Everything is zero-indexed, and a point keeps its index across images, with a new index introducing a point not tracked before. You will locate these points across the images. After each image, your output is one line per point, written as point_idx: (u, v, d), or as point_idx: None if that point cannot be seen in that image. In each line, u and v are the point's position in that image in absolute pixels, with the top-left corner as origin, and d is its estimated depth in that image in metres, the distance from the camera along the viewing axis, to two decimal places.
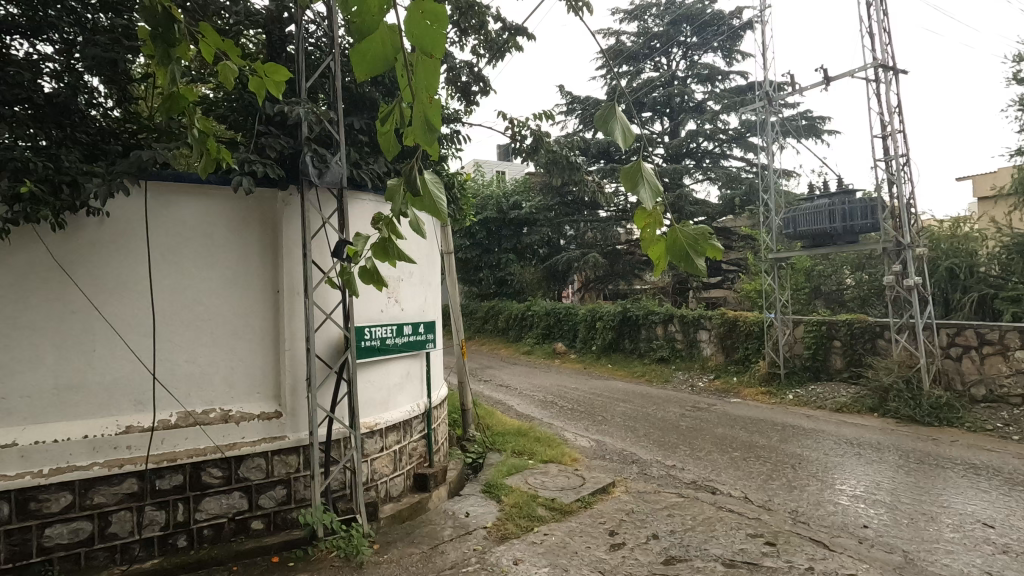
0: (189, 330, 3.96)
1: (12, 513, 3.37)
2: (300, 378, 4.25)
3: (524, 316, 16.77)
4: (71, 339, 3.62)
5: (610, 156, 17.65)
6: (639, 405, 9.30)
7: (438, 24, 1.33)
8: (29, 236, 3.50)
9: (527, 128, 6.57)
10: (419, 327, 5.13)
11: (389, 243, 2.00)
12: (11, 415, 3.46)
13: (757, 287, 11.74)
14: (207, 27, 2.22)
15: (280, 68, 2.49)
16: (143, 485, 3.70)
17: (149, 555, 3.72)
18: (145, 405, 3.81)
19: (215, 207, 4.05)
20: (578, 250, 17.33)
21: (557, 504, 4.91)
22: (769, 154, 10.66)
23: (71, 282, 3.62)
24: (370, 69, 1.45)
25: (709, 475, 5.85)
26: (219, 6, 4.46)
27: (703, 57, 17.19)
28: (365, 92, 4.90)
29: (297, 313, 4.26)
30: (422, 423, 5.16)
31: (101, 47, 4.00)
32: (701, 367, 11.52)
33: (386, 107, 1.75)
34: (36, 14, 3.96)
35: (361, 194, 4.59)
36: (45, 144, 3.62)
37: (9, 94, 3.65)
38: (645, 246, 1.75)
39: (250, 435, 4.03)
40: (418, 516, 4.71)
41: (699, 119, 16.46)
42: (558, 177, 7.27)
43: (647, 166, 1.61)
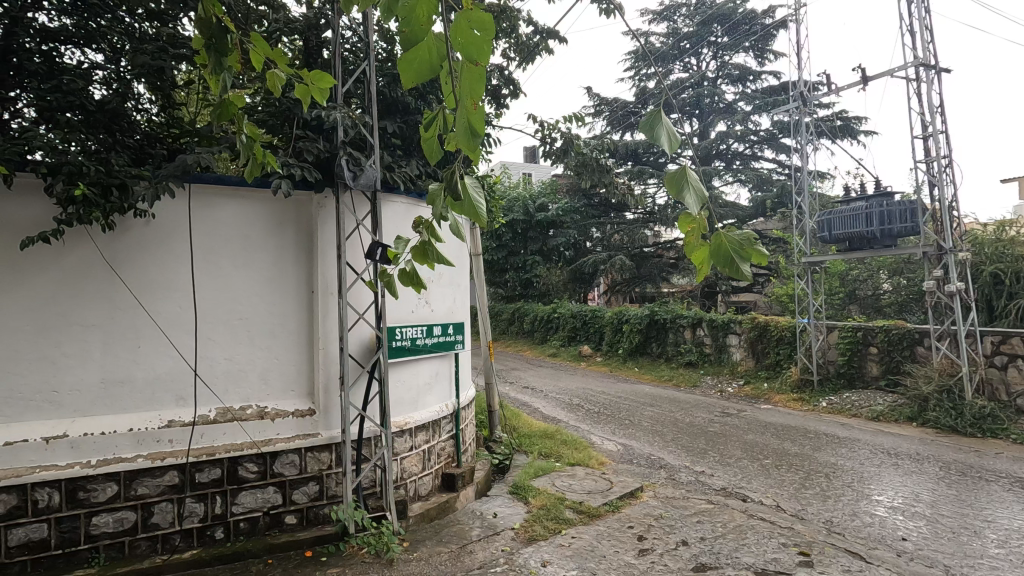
0: (227, 329, 4.08)
1: (62, 500, 3.52)
2: (333, 376, 4.33)
3: (550, 318, 16.75)
4: (118, 336, 3.77)
5: (638, 157, 17.53)
6: (667, 410, 9.19)
7: (486, 32, 1.35)
8: (81, 235, 3.66)
9: (556, 131, 6.58)
10: (448, 327, 5.18)
11: (429, 245, 2.04)
12: (63, 407, 3.62)
13: (790, 291, 11.49)
14: (257, 36, 2.30)
15: (325, 75, 2.55)
16: (183, 477, 3.82)
17: (188, 546, 3.84)
18: (186, 401, 3.95)
19: (254, 208, 4.18)
20: (605, 253, 17.25)
21: (585, 507, 4.90)
22: (803, 155, 10.41)
23: (119, 281, 3.77)
24: (416, 76, 1.49)
25: (740, 482, 5.75)
26: (259, 13, 4.58)
27: (734, 57, 16.94)
28: (399, 95, 4.99)
29: (331, 312, 4.35)
30: (451, 424, 5.21)
31: (150, 56, 4.15)
32: (730, 372, 11.35)
33: (430, 112, 1.78)
34: (87, 24, 4.13)
35: (394, 196, 4.66)
36: (97, 148, 3.76)
37: (64, 101, 3.78)
38: (689, 251, 1.75)
39: (285, 432, 4.13)
40: (446, 516, 4.75)
41: (729, 120, 16.24)
42: (587, 179, 7.25)
43: (692, 171, 1.61)
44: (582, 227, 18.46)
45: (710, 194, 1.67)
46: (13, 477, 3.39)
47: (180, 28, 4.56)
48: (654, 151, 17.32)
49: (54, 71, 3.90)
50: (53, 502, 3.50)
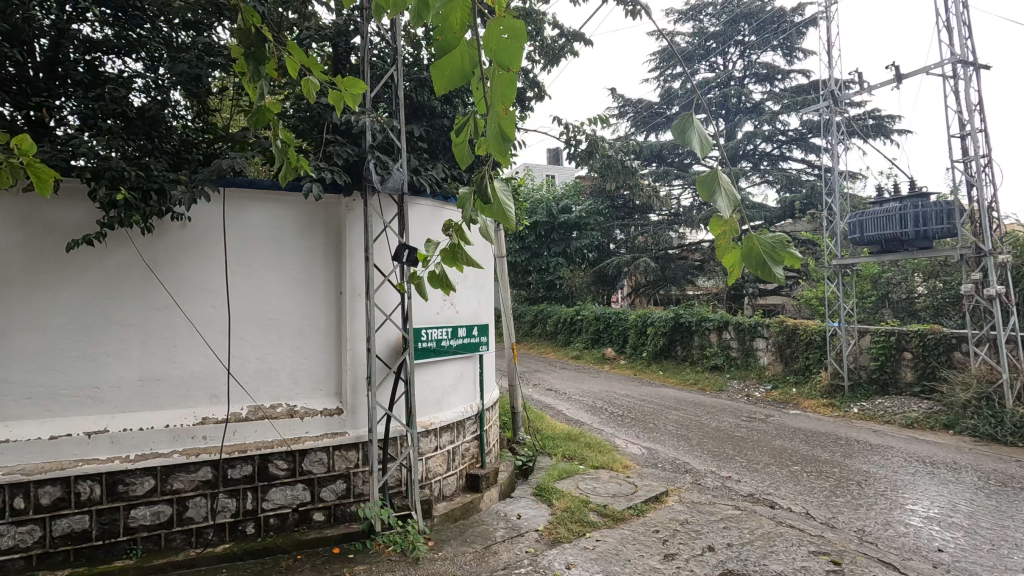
0: (259, 330, 4.19)
1: (102, 493, 3.65)
2: (360, 377, 4.41)
3: (573, 320, 16.72)
4: (155, 335, 3.90)
5: (663, 159, 17.39)
6: (692, 414, 9.09)
7: (516, 37, 1.38)
8: (121, 238, 3.81)
9: (581, 133, 6.58)
10: (472, 329, 5.21)
11: (458, 248, 2.09)
12: (103, 403, 3.76)
13: (819, 293, 11.25)
14: (293, 45, 2.36)
15: (357, 81, 2.61)
16: (216, 473, 3.93)
17: (221, 540, 3.94)
18: (219, 399, 4.06)
19: (285, 211, 4.28)
20: (628, 255, 17.15)
21: (608, 510, 4.89)
22: (834, 155, 10.17)
23: (157, 282, 3.91)
24: (449, 81, 1.53)
25: (768, 488, 5.65)
26: (290, 21, 4.69)
27: (762, 56, 16.69)
28: (425, 100, 5.05)
29: (358, 314, 4.42)
30: (475, 425, 5.25)
31: (187, 64, 4.29)
32: (757, 376, 11.17)
33: (461, 117, 1.80)
34: (128, 33, 4.25)
35: (420, 199, 4.73)
36: (137, 153, 3.90)
37: (107, 109, 3.92)
38: (719, 254, 1.74)
39: (313, 430, 4.22)
40: (470, 516, 4.78)
41: (757, 120, 15.99)
42: (612, 181, 7.23)
43: (724, 174, 1.60)
44: (606, 229, 18.37)
45: (742, 197, 1.66)
46: (58, 470, 3.54)
47: (214, 36, 4.69)
48: (679, 152, 17.15)
49: (97, 80, 4.05)
50: (94, 494, 3.63)
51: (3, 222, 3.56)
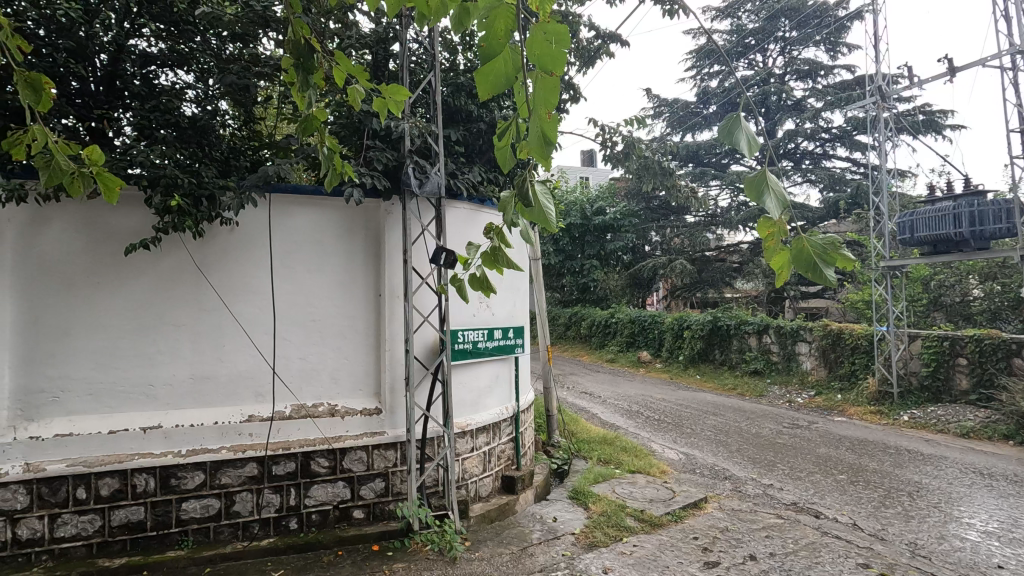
0: (302, 331, 4.31)
1: (157, 486, 3.82)
2: (399, 377, 4.49)
3: (607, 323, 16.57)
4: (205, 336, 4.07)
5: (700, 159, 17.10)
6: (731, 419, 8.88)
7: (560, 44, 1.39)
8: (175, 242, 3.99)
9: (617, 135, 6.53)
10: (508, 331, 5.25)
11: (499, 251, 2.13)
12: (157, 400, 3.94)
13: (866, 296, 10.84)
14: (340, 54, 2.44)
15: (401, 88, 2.66)
16: (262, 469, 4.06)
17: (266, 534, 4.07)
18: (265, 397, 4.20)
19: (327, 215, 4.40)
20: (664, 257, 16.89)
21: (645, 515, 4.83)
22: (881, 153, 9.78)
23: (208, 284, 4.08)
24: (492, 88, 1.56)
25: (812, 497, 5.48)
26: (332, 31, 4.80)
27: (804, 52, 16.23)
28: (462, 104, 5.11)
29: (397, 315, 4.51)
30: (510, 427, 5.27)
31: (236, 75, 4.45)
32: (800, 382, 10.84)
33: (504, 122, 1.82)
34: (180, 47, 4.43)
35: (456, 202, 4.78)
36: (190, 161, 4.07)
37: (160, 120, 4.09)
38: (767, 257, 1.72)
39: (353, 429, 4.32)
40: (506, 518, 4.80)
41: (798, 118, 15.55)
42: (649, 183, 7.15)
43: (772, 175, 1.57)
44: (641, 231, 18.15)
45: (791, 198, 1.63)
46: (116, 463, 3.72)
47: (260, 47, 4.84)
48: (717, 152, 16.81)
49: (152, 92, 4.24)
50: (149, 487, 3.80)
51: (67, 228, 3.77)
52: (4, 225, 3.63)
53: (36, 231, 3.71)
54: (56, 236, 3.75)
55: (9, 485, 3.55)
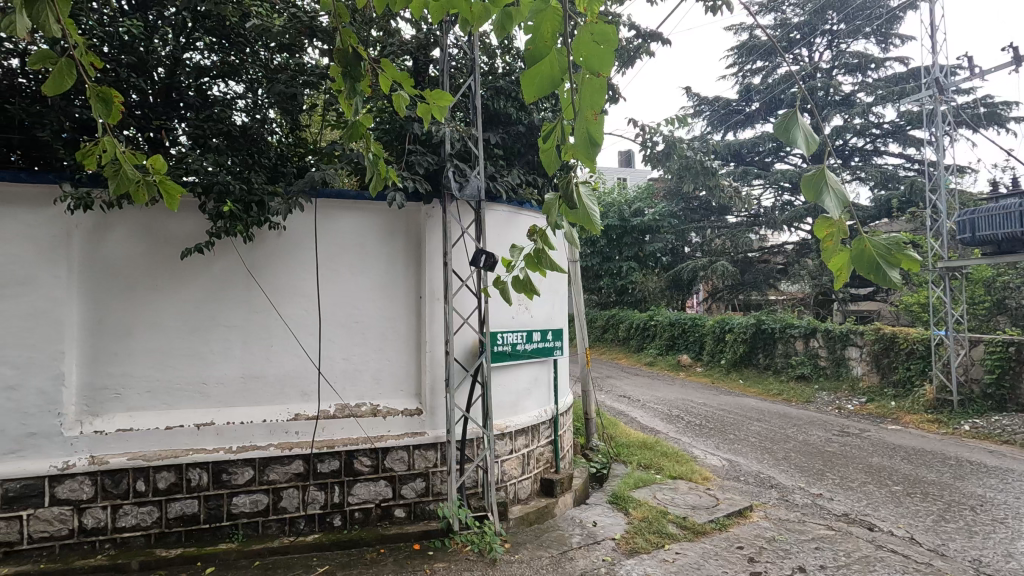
0: (346, 332, 4.42)
1: (209, 480, 3.97)
2: (439, 378, 4.54)
3: (646, 326, 16.33)
4: (254, 336, 4.21)
5: (742, 157, 16.68)
6: (777, 426, 8.60)
7: (607, 43, 1.39)
8: (227, 246, 4.15)
9: (657, 135, 6.44)
10: (547, 333, 5.23)
11: (543, 253, 2.15)
12: (209, 398, 4.10)
13: (922, 298, 10.32)
14: (386, 61, 2.49)
15: (444, 93, 2.70)
16: (308, 466, 4.17)
17: (311, 530, 4.17)
18: (310, 397, 4.32)
19: (370, 219, 4.49)
20: (705, 258, 16.53)
21: (688, 522, 4.72)
22: (939, 148, 9.32)
23: (256, 286, 4.22)
24: (537, 89, 1.56)
25: (865, 508, 5.25)
26: (374, 38, 4.90)
27: (853, 45, 15.63)
28: (501, 107, 5.13)
29: (437, 317, 4.56)
30: (549, 430, 5.26)
31: (284, 84, 4.61)
32: (850, 388, 10.42)
33: (548, 125, 1.82)
34: (231, 58, 4.59)
35: (496, 204, 4.80)
36: (241, 168, 4.23)
37: (214, 129, 4.26)
38: (826, 257, 1.68)
39: (395, 429, 4.39)
40: (546, 521, 4.78)
41: (847, 114, 14.97)
42: (690, 183, 7.01)
43: (831, 172, 1.53)
44: (680, 232, 17.83)
45: (852, 197, 1.58)
46: (172, 457, 3.89)
47: (305, 57, 4.98)
48: (760, 150, 16.35)
49: (205, 102, 4.42)
50: (203, 481, 3.96)
51: (128, 233, 3.97)
52: (72, 230, 3.85)
53: (100, 236, 3.92)
54: (119, 241, 3.95)
55: (76, 476, 3.75)
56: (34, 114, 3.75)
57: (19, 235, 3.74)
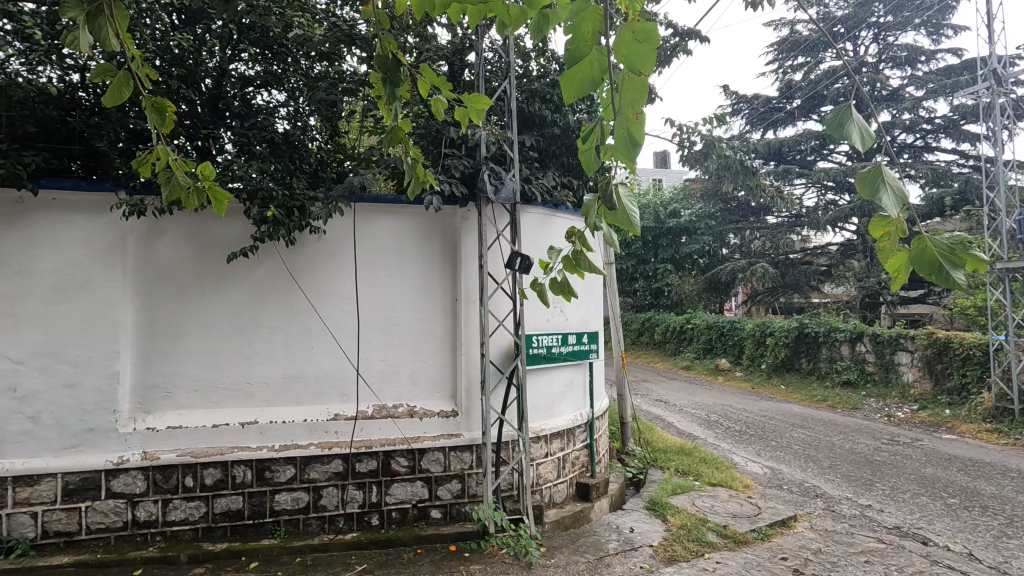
0: (383, 334, 4.49)
1: (254, 477, 4.09)
2: (474, 380, 4.56)
3: (683, 329, 16.03)
4: (296, 338, 4.32)
5: (783, 156, 16.24)
6: (821, 433, 8.29)
7: (647, 41, 1.37)
8: (270, 250, 4.27)
9: (695, 134, 6.31)
10: (582, 336, 5.19)
11: (581, 255, 2.13)
12: (253, 397, 4.22)
13: (979, 301, 9.79)
14: (425, 67, 2.52)
15: (482, 96, 2.71)
16: (346, 466, 4.25)
17: (350, 529, 4.24)
18: (349, 397, 4.40)
19: (406, 222, 4.55)
20: (744, 260, 16.12)
21: (729, 531, 4.60)
22: (996, 142, 8.83)
23: (298, 289, 4.33)
24: (576, 90, 1.56)
25: (918, 522, 5.00)
26: (411, 44, 4.97)
27: (901, 37, 15.00)
28: (536, 110, 5.12)
29: (473, 319, 4.58)
30: (585, 433, 5.21)
31: (324, 92, 4.72)
32: (900, 395, 9.97)
33: (588, 124, 1.80)
34: (273, 68, 4.72)
35: (531, 207, 4.80)
36: (283, 174, 4.35)
37: (258, 136, 4.40)
38: (883, 257, 1.64)
39: (431, 430, 4.44)
40: (581, 526, 4.73)
41: (895, 109, 14.36)
42: (730, 183, 6.86)
43: (888, 170, 1.48)
44: (718, 233, 17.42)
45: (911, 194, 1.53)
46: (218, 454, 4.03)
47: (344, 65, 5.08)
48: (802, 148, 15.85)
49: (249, 111, 4.56)
50: (247, 478, 4.08)
51: (178, 238, 4.14)
52: (126, 235, 4.03)
53: (152, 241, 4.10)
54: (170, 245, 4.12)
55: (130, 471, 3.92)
56: (93, 125, 3.96)
57: (78, 240, 3.94)
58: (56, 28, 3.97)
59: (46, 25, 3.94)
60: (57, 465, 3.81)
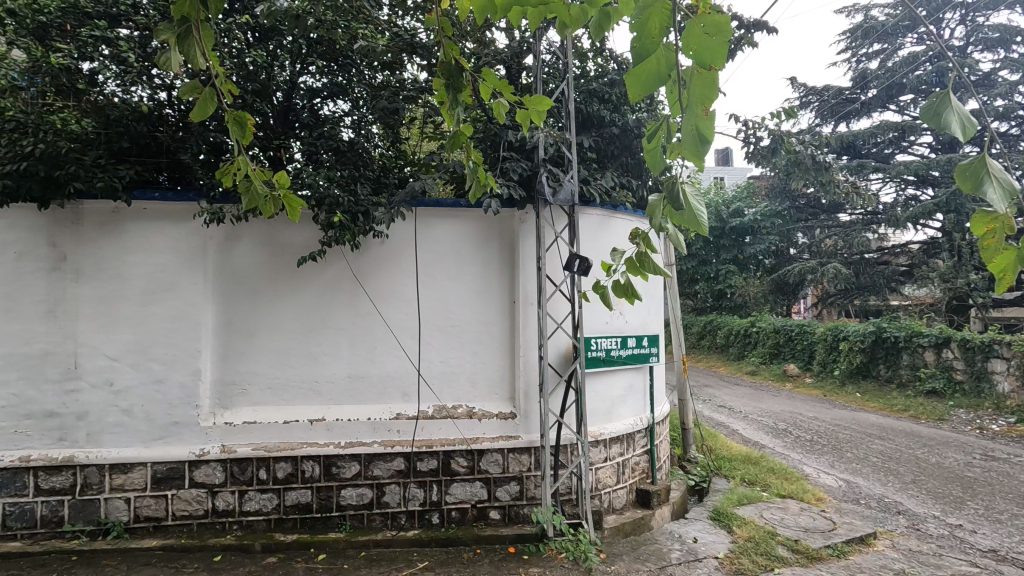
0: (443, 336, 4.57)
1: (321, 472, 4.26)
2: (533, 382, 4.56)
3: (747, 333, 15.43)
4: (360, 339, 4.47)
5: (857, 150, 15.31)
6: (903, 445, 7.74)
7: (719, 33, 1.34)
8: (337, 255, 4.44)
9: (761, 129, 6.05)
10: (642, 340, 5.09)
11: (646, 256, 2.10)
12: (321, 396, 4.40)
13: None
14: (487, 70, 2.55)
15: (543, 98, 2.71)
16: (408, 464, 4.35)
17: (411, 526, 4.34)
18: (410, 397, 4.50)
19: (465, 226, 4.62)
20: (814, 261, 15.31)
21: (801, 546, 4.36)
22: None
23: (362, 291, 4.48)
24: (643, 89, 1.54)
25: (1018, 546, 4.57)
26: (470, 50, 5.02)
27: (992, 17, 13.80)
28: (594, 110, 5.06)
29: (531, 322, 4.59)
30: (645, 439, 5.10)
31: (387, 100, 4.86)
32: (994, 406, 9.16)
33: (653, 123, 1.76)
34: (338, 79, 4.91)
35: (590, 208, 4.75)
36: (348, 180, 4.51)
37: (325, 145, 4.60)
38: (984, 256, 1.56)
39: (490, 431, 4.48)
40: (642, 533, 4.63)
41: (987, 95, 13.21)
42: (800, 179, 6.52)
43: (994, 163, 1.40)
44: (785, 233, 16.63)
45: (1020, 187, 1.43)
46: (289, 449, 4.22)
47: (404, 73, 5.20)
48: (879, 141, 14.89)
49: (316, 121, 4.76)
50: (316, 473, 4.26)
51: (253, 243, 4.37)
52: (207, 241, 4.30)
53: (230, 246, 4.35)
54: (246, 251, 4.36)
55: (210, 463, 4.17)
56: (179, 140, 4.27)
57: (165, 247, 4.24)
58: (147, 51, 4.25)
59: (138, 49, 4.21)
60: (147, 455, 4.12)
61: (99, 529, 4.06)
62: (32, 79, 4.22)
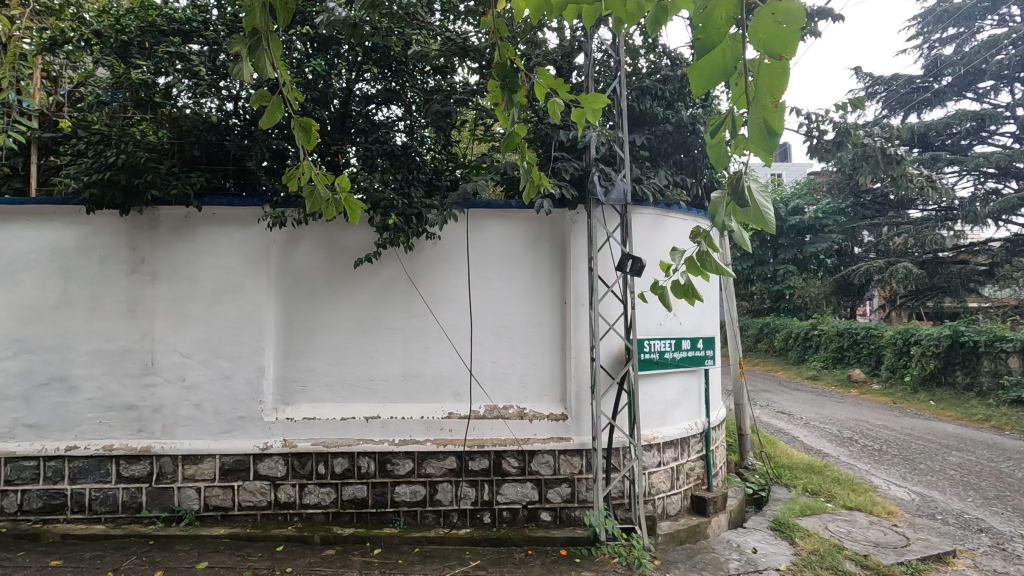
0: (494, 335, 4.59)
1: (376, 469, 4.37)
2: (584, 383, 4.51)
3: (808, 335, 14.76)
4: (414, 338, 4.55)
5: (929, 142, 14.36)
6: (985, 458, 7.17)
7: (792, 23, 1.30)
8: (391, 256, 4.55)
9: (825, 122, 5.76)
10: (697, 341, 4.95)
11: (707, 257, 2.05)
12: (376, 394, 4.51)
13: None
14: (542, 70, 2.55)
15: (599, 96, 2.68)
16: (460, 463, 4.40)
17: (464, 524, 4.38)
18: (462, 397, 4.54)
19: (516, 227, 4.62)
20: (881, 260, 14.47)
21: (870, 561, 4.12)
22: None
23: (415, 292, 4.57)
24: (706, 82, 1.52)
25: None
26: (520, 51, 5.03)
27: None
28: (646, 108, 4.96)
29: (583, 323, 4.55)
30: (700, 444, 4.96)
31: (439, 104, 4.93)
32: None
33: (716, 118, 1.73)
34: (391, 85, 5.02)
35: (642, 207, 4.67)
36: (402, 183, 4.61)
37: (380, 150, 4.73)
38: None
39: (541, 432, 4.46)
40: (698, 541, 4.50)
41: None
42: (867, 174, 6.16)
43: None
44: (850, 231, 15.79)
45: None
46: (346, 446, 4.35)
47: (455, 77, 5.27)
48: (954, 131, 13.91)
49: (371, 126, 4.89)
50: (371, 469, 4.37)
51: (313, 245, 4.53)
52: (270, 244, 4.49)
53: (291, 249, 4.53)
54: (306, 253, 4.53)
55: (273, 456, 4.35)
56: (244, 148, 4.49)
57: (232, 249, 4.46)
58: (216, 65, 4.49)
59: (208, 62, 4.46)
60: (216, 447, 4.34)
61: (173, 516, 4.31)
62: (114, 93, 4.53)
